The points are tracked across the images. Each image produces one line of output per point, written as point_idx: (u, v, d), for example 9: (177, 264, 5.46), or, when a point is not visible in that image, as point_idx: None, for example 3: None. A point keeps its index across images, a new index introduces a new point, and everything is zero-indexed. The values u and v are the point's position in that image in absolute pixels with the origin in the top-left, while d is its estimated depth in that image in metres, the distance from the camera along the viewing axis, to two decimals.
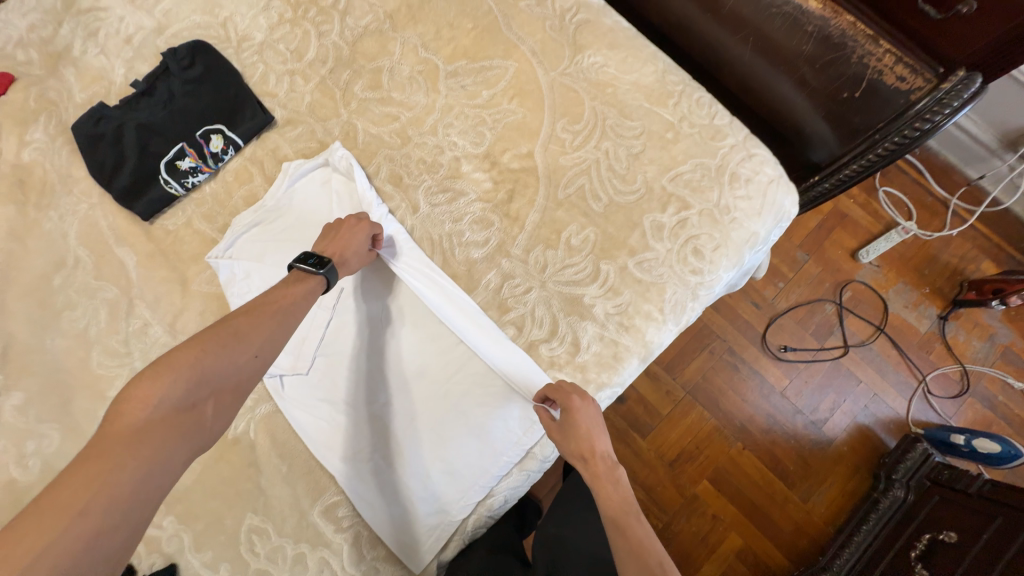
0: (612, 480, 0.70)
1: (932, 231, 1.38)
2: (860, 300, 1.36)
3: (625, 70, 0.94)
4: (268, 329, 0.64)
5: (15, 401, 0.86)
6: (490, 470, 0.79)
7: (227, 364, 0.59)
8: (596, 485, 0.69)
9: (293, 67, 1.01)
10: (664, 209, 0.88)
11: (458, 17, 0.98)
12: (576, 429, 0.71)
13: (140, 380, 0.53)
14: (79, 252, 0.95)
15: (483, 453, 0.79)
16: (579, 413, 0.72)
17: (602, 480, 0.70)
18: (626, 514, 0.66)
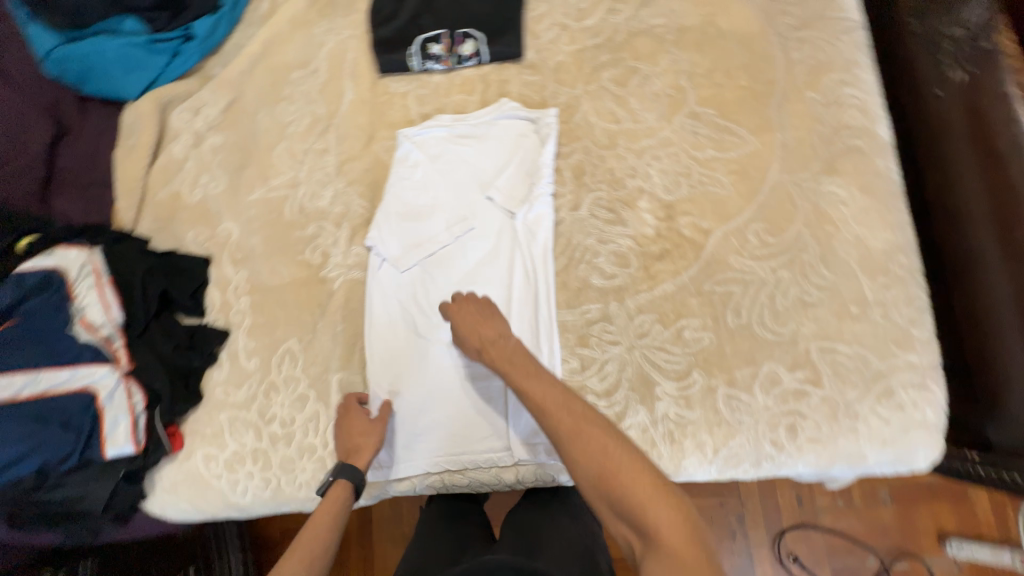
0: (535, 368, 0.70)
1: None
2: None
3: (860, 219, 0.85)
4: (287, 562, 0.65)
5: (213, 141, 1.03)
6: (476, 452, 0.85)
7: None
8: (521, 375, 0.69)
9: (567, 23, 1.01)
10: (792, 368, 0.81)
11: (738, 68, 0.94)
12: (465, 319, 0.78)
13: None
14: (320, 66, 1.06)
15: (483, 435, 0.85)
16: (458, 308, 0.79)
17: (519, 366, 0.70)
18: (547, 393, 0.65)
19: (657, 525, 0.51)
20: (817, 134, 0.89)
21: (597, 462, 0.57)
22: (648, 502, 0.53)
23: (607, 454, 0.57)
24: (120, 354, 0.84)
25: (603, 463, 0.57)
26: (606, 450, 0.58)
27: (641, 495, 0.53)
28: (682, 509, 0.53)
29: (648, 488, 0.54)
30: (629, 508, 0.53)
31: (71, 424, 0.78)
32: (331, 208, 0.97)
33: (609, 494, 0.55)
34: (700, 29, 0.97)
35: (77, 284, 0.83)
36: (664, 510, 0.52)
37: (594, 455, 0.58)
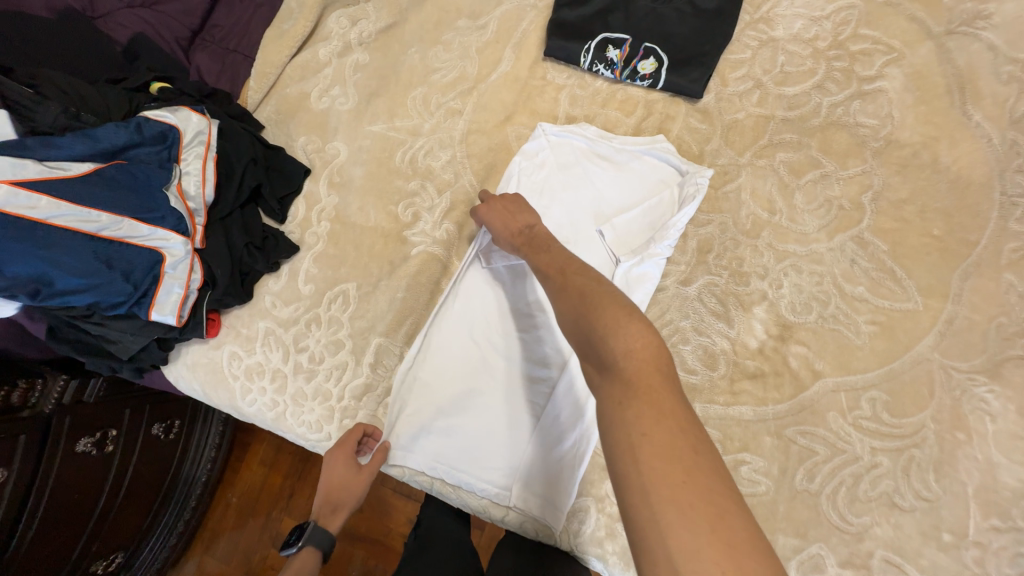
0: (548, 238, 0.72)
1: None
2: None
3: (1003, 444, 0.71)
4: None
5: (359, 58, 0.99)
6: (477, 476, 0.80)
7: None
8: (531, 252, 0.70)
9: (764, 82, 0.88)
10: (844, 565, 0.70)
11: (937, 212, 0.79)
12: (497, 217, 0.77)
13: None
14: (489, 23, 0.98)
15: (488, 463, 0.80)
16: (491, 206, 0.79)
17: (536, 245, 0.70)
18: (554, 258, 0.67)
19: (618, 348, 0.50)
20: (997, 326, 0.74)
21: (573, 300, 0.58)
22: (614, 323, 0.52)
23: (583, 296, 0.57)
24: (198, 230, 0.82)
25: (580, 314, 0.56)
26: (584, 294, 0.58)
27: (608, 315, 0.53)
28: (649, 335, 0.50)
29: (611, 304, 0.54)
30: (594, 341, 0.53)
31: (132, 278, 0.76)
32: (440, 172, 0.92)
33: (586, 342, 0.54)
34: (915, 149, 0.82)
35: (187, 148, 0.82)
36: (629, 330, 0.51)
37: (571, 299, 0.58)
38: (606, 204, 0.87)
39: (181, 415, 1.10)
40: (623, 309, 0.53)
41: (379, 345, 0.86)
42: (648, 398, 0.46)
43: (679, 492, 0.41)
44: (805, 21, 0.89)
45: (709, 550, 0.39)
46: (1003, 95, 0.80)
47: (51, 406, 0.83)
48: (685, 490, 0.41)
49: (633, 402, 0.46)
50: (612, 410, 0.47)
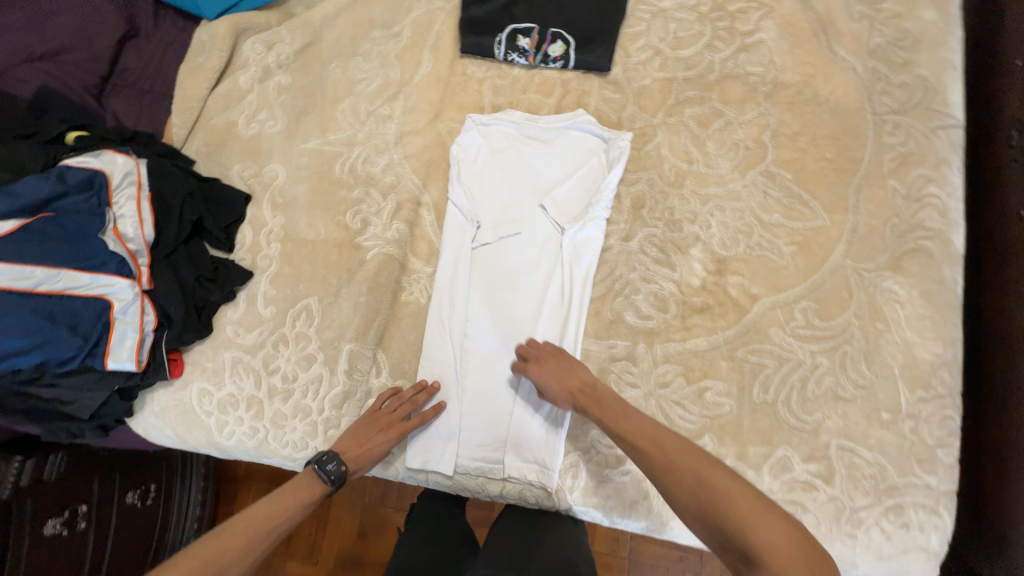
0: (611, 396, 0.71)
1: None
2: None
3: (913, 325, 0.82)
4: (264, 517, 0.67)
5: (281, 80, 1.00)
6: (472, 456, 0.85)
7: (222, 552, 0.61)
8: (607, 415, 0.68)
9: (662, 49, 0.97)
10: (807, 459, 0.79)
11: (826, 138, 0.90)
12: (549, 374, 0.75)
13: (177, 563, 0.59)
14: (404, 30, 1.02)
15: (479, 442, 0.85)
16: (544, 363, 0.76)
17: (608, 410, 0.68)
18: (644, 427, 0.65)
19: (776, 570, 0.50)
20: (890, 227, 0.85)
21: (690, 479, 0.58)
22: (759, 520, 0.53)
23: (703, 484, 0.57)
24: (144, 271, 0.81)
25: (702, 491, 0.57)
26: (700, 478, 0.58)
27: (748, 509, 0.54)
28: (788, 526, 0.53)
29: (749, 506, 0.55)
30: (746, 557, 0.52)
31: (80, 330, 0.75)
32: (381, 176, 0.95)
33: (722, 533, 0.54)
34: (798, 87, 0.92)
35: (117, 191, 0.80)
36: (774, 526, 0.53)
37: (699, 501, 0.57)
38: (543, 180, 0.93)
39: (157, 478, 1.06)
40: (754, 502, 0.55)
41: (349, 351, 0.88)
42: None
43: None
44: None
45: None
46: (858, 31, 0.93)
47: (8, 492, 0.80)
48: None
49: None
50: None
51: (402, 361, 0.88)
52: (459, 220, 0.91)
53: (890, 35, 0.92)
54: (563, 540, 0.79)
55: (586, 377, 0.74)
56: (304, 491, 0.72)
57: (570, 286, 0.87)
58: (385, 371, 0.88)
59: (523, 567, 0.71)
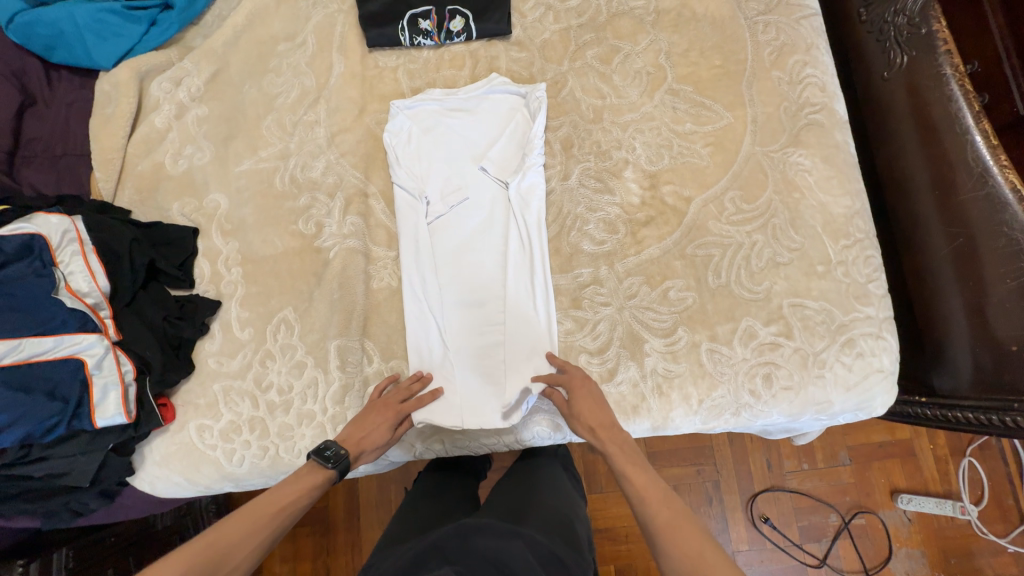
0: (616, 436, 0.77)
1: (988, 530, 1.34)
2: (867, 534, 1.36)
3: (823, 188, 0.93)
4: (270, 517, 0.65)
5: (198, 112, 1.01)
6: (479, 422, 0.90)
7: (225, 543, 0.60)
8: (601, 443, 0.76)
9: (552, 3, 1.05)
10: (767, 323, 0.89)
11: (712, 48, 1.00)
12: (583, 405, 0.80)
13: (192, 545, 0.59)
14: (307, 38, 1.05)
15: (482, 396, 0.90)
16: (581, 391, 0.82)
17: (631, 470, 0.72)
18: (647, 483, 0.70)
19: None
20: (784, 111, 0.97)
21: (680, 539, 0.62)
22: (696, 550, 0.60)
23: (702, 559, 0.59)
24: (109, 323, 0.81)
25: (695, 558, 0.60)
26: (702, 553, 0.60)
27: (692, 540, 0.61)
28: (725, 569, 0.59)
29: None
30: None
31: (58, 394, 0.75)
32: (323, 179, 0.97)
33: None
34: (678, 9, 1.02)
35: (60, 250, 0.79)
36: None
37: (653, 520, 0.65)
38: (477, 145, 0.99)
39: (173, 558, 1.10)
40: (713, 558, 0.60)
41: (336, 347, 0.90)
42: None
43: None
44: None
45: None
46: None
47: None
48: None
49: None
50: None
51: (390, 343, 0.92)
52: (410, 201, 0.95)
53: None
54: (556, 496, 0.85)
55: (602, 410, 0.80)
56: (306, 479, 0.72)
57: (527, 233, 0.93)
58: (377, 357, 0.91)
59: (520, 517, 0.75)
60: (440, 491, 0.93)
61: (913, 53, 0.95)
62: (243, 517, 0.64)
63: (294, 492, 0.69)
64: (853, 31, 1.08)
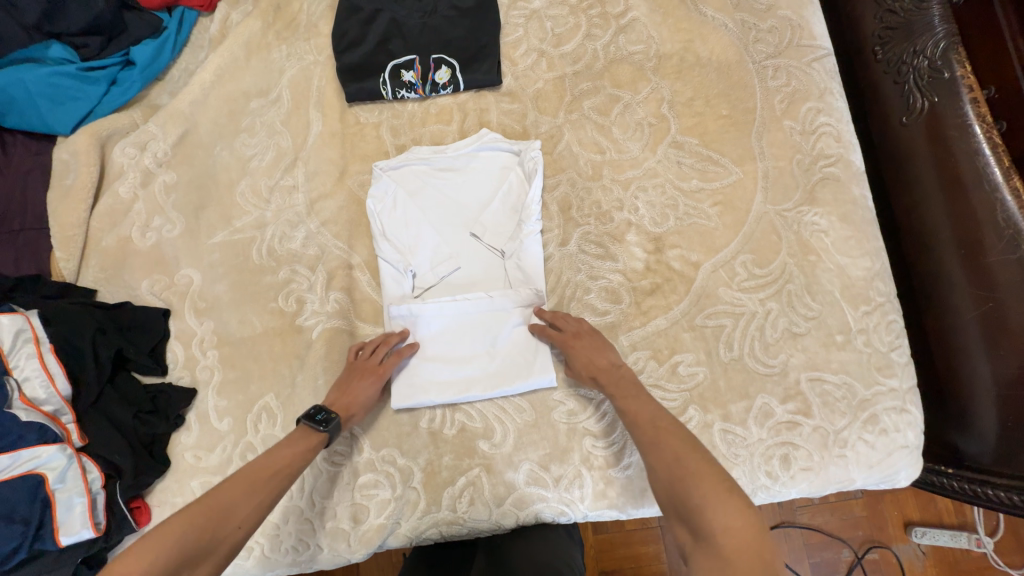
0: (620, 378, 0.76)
1: (1003, 561, 1.28)
2: (880, 567, 1.30)
3: (841, 249, 0.87)
4: (259, 494, 0.64)
5: (166, 180, 0.93)
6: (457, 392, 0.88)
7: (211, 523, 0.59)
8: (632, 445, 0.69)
9: (545, 49, 0.97)
10: (784, 401, 0.83)
11: (718, 96, 0.93)
12: (581, 356, 0.80)
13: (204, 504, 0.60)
14: (282, 94, 0.97)
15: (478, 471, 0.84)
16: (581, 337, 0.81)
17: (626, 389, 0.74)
18: (636, 410, 0.71)
19: (713, 525, 0.55)
20: (797, 164, 0.90)
21: (657, 446, 0.64)
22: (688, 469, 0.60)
23: (679, 463, 0.61)
24: (72, 429, 0.75)
25: (673, 466, 0.61)
26: (679, 458, 0.62)
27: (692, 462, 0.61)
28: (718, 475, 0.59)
29: (711, 480, 0.58)
30: (686, 504, 0.57)
31: (16, 516, 0.68)
32: (304, 251, 0.91)
33: (679, 498, 0.59)
34: (680, 54, 0.95)
35: (13, 354, 0.73)
36: (726, 507, 0.55)
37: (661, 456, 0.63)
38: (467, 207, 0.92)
39: None
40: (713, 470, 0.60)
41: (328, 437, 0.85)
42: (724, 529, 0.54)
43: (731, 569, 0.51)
44: None
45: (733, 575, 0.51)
46: None
47: None
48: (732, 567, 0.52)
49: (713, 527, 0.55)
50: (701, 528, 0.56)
51: (381, 430, 0.86)
52: (396, 275, 0.89)
53: None
54: (548, 562, 0.77)
55: (602, 357, 0.79)
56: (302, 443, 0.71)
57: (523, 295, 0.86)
58: (366, 445, 0.85)
59: None
60: (432, 571, 0.85)
61: (935, 99, 0.88)
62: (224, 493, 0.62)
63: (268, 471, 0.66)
64: (867, 69, 1.01)
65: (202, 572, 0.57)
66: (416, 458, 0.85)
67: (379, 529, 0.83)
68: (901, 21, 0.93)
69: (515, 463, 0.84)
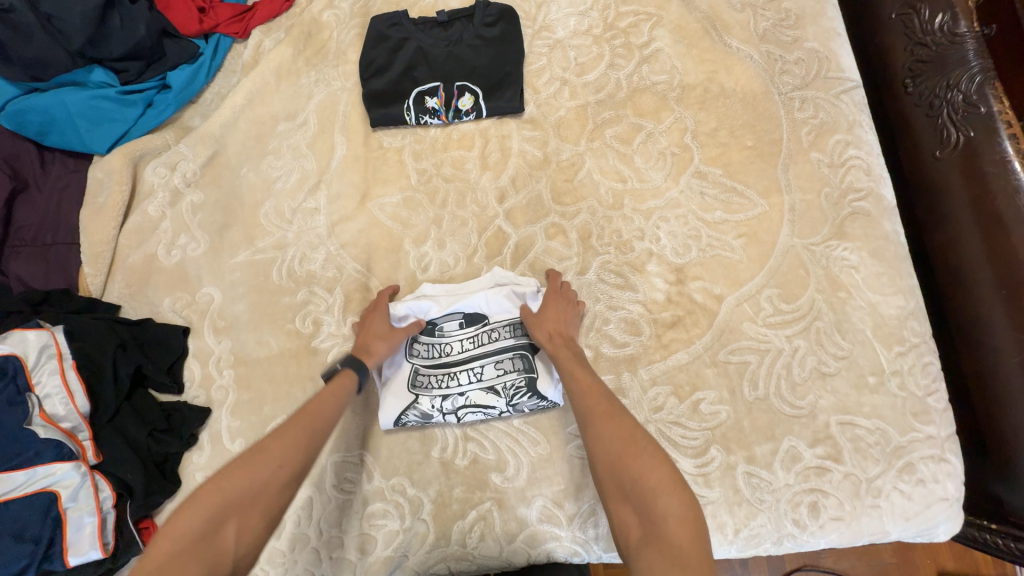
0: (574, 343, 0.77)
1: None
2: None
3: (872, 285, 0.84)
4: (295, 435, 0.63)
5: (193, 200, 0.95)
6: (459, 330, 0.85)
7: (255, 480, 0.58)
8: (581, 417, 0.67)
9: (568, 77, 0.98)
10: (812, 444, 0.79)
11: (743, 127, 0.92)
12: (549, 309, 0.81)
13: (229, 466, 0.60)
14: (310, 118, 0.99)
15: (490, 504, 0.81)
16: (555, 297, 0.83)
17: (588, 393, 0.68)
18: (587, 379, 0.70)
19: (664, 511, 0.54)
20: (825, 197, 0.88)
21: (615, 448, 0.61)
22: (632, 452, 0.59)
23: (632, 442, 0.61)
24: (87, 446, 0.75)
25: (625, 444, 0.61)
26: (633, 437, 0.61)
27: (636, 443, 0.60)
28: (661, 457, 0.59)
29: (654, 458, 0.59)
30: (639, 486, 0.57)
31: (26, 535, 0.69)
32: (322, 273, 0.91)
33: (624, 479, 0.59)
34: (704, 84, 0.95)
35: (36, 369, 0.74)
36: (674, 494, 0.55)
37: (610, 430, 0.62)
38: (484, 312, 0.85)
39: None
40: (660, 456, 0.59)
41: (341, 463, 0.84)
42: (663, 506, 0.55)
43: (677, 555, 0.51)
44: (576, 17, 1.01)
45: (687, 556, 0.51)
46: (744, 20, 0.97)
47: None
48: (685, 551, 0.51)
49: (659, 500, 0.55)
50: (648, 508, 0.55)
51: (391, 457, 0.84)
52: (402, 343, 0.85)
53: (773, 18, 0.97)
54: None
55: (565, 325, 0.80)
56: (335, 391, 0.70)
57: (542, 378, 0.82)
58: (376, 472, 0.84)
59: None
60: None
61: (972, 134, 0.85)
62: (240, 466, 0.59)
63: (308, 419, 0.65)
64: (896, 101, 0.99)
65: (243, 526, 0.56)
66: (426, 488, 0.83)
67: (386, 561, 0.80)
68: (934, 54, 0.91)
69: (528, 498, 0.81)
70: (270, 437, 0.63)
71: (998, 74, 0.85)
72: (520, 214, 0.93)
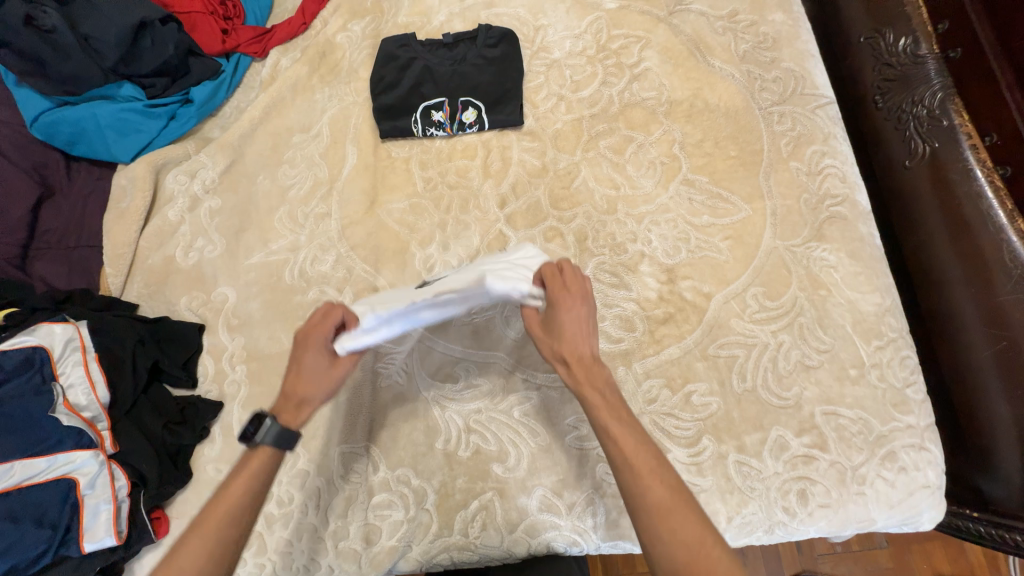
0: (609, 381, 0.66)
1: None
2: None
3: (850, 284, 0.89)
4: (231, 504, 0.63)
5: (211, 205, 1.01)
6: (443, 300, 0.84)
7: (199, 557, 0.59)
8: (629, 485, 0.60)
9: (564, 93, 1.06)
10: (799, 434, 0.83)
11: (727, 138, 0.99)
12: (567, 329, 0.66)
13: (176, 551, 0.59)
14: (323, 130, 1.06)
15: (491, 494, 0.84)
16: (569, 305, 0.67)
17: (636, 464, 0.60)
18: (628, 442, 0.61)
19: None
20: (804, 203, 0.94)
21: (682, 552, 0.55)
22: (686, 532, 0.56)
23: (687, 524, 0.57)
24: (106, 436, 0.78)
25: (678, 527, 0.56)
26: (688, 519, 0.57)
27: (687, 523, 0.57)
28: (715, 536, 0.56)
29: (709, 538, 0.56)
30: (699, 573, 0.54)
31: (46, 520, 0.71)
32: (333, 273, 0.96)
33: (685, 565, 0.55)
34: (690, 100, 1.02)
35: (61, 361, 0.78)
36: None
37: (666, 509, 0.57)
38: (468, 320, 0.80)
39: None
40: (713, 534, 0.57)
41: (347, 455, 0.87)
42: None
43: None
44: (571, 39, 1.09)
45: None
46: (725, 43, 1.05)
47: None
48: None
49: None
50: None
51: (396, 449, 0.87)
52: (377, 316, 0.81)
53: (752, 40, 1.05)
54: None
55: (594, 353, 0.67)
56: (262, 454, 0.66)
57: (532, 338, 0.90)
58: (382, 464, 0.87)
59: None
60: None
61: (936, 145, 0.93)
62: (185, 546, 0.60)
63: (241, 488, 0.64)
64: (868, 116, 1.07)
65: None
66: (429, 479, 0.86)
67: (390, 551, 0.83)
68: (899, 73, 0.99)
69: (528, 488, 0.84)
70: (203, 515, 0.62)
71: (958, 90, 0.92)
72: (520, 218, 0.99)
